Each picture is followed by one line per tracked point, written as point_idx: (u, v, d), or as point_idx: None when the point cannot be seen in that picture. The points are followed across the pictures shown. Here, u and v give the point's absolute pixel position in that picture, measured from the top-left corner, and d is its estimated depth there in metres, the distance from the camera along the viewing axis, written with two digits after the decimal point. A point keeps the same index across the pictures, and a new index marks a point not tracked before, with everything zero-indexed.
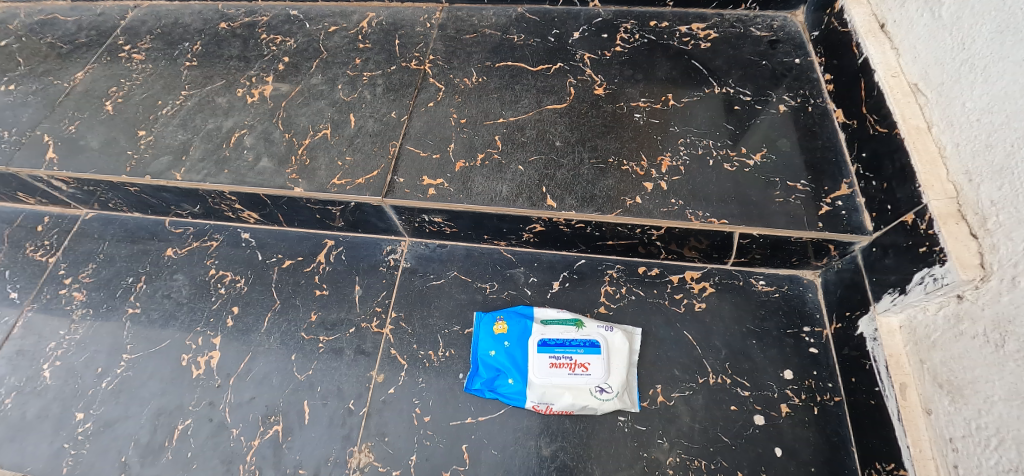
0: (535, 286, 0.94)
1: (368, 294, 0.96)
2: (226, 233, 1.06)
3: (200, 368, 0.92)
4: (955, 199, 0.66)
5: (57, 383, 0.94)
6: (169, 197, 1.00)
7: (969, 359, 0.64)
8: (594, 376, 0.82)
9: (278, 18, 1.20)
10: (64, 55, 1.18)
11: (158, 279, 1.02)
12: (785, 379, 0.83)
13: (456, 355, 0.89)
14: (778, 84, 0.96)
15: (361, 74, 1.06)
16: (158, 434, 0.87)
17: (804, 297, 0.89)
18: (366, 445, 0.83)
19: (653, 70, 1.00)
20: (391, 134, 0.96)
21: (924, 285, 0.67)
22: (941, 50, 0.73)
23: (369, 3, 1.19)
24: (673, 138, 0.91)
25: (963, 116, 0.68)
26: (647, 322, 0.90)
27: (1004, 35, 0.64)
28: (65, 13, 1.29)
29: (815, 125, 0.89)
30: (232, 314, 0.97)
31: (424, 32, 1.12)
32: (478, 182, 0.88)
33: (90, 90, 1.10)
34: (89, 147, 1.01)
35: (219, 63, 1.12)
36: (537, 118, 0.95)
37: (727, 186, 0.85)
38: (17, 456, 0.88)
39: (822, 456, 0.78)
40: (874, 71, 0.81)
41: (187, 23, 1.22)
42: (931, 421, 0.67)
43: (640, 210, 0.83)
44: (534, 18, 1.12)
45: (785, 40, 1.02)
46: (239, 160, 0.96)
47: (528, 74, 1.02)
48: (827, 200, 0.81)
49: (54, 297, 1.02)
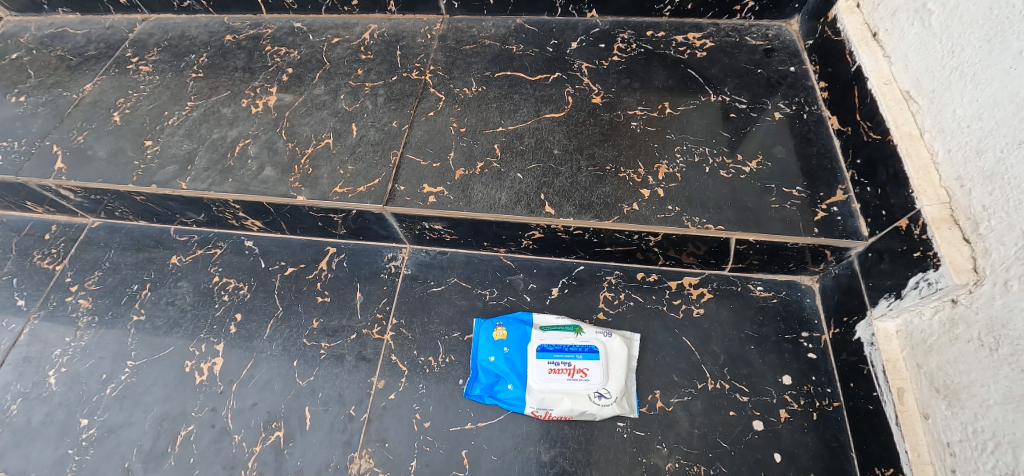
0: (535, 292, 0.95)
1: (369, 301, 0.97)
2: (230, 241, 1.08)
3: (203, 374, 0.93)
4: (948, 205, 0.67)
5: (62, 390, 0.95)
6: (174, 205, 1.01)
7: (964, 362, 0.64)
8: (593, 382, 0.83)
9: (282, 30, 1.22)
10: (74, 67, 1.21)
11: (163, 286, 1.04)
12: (784, 384, 0.83)
13: (456, 361, 0.90)
14: (773, 92, 0.97)
15: (363, 84, 1.08)
16: (162, 441, 0.88)
17: (802, 302, 0.90)
18: (366, 451, 0.84)
19: (650, 79, 1.02)
20: (392, 142, 0.97)
21: (919, 289, 0.68)
22: (930, 58, 0.74)
23: (371, 14, 1.21)
24: (670, 145, 0.92)
25: (953, 122, 0.69)
26: (645, 327, 0.90)
27: (993, 44, 0.65)
28: (76, 26, 1.32)
29: (810, 132, 0.91)
30: (235, 321, 0.98)
31: (425, 44, 1.13)
32: (477, 190, 0.90)
33: (99, 101, 1.12)
34: (96, 157, 1.03)
35: (224, 74, 1.15)
36: (535, 127, 0.97)
37: (723, 193, 0.86)
38: (23, 462, 0.89)
39: (821, 462, 0.78)
40: (867, 79, 0.82)
41: (193, 36, 1.24)
42: (929, 426, 0.68)
43: (637, 217, 0.84)
44: (533, 29, 1.14)
45: (780, 48, 1.03)
46: (243, 168, 0.98)
47: (527, 84, 1.03)
48: (823, 206, 0.82)
49: (60, 304, 1.04)
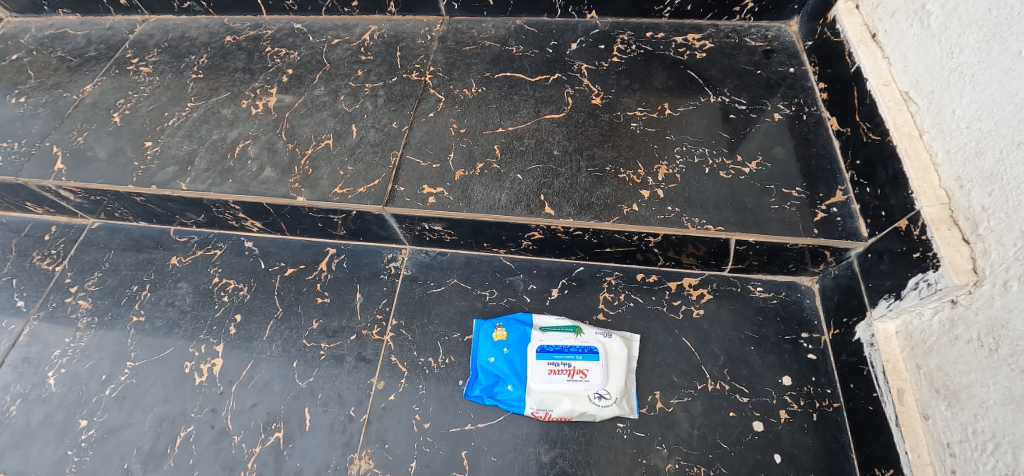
0: (535, 293, 0.95)
1: (369, 302, 0.97)
2: (230, 241, 1.08)
3: (202, 374, 0.93)
4: (947, 205, 0.67)
5: (62, 390, 0.95)
6: (174, 206, 1.01)
7: (964, 363, 0.64)
8: (593, 383, 0.83)
9: (283, 31, 1.22)
10: (74, 68, 1.21)
11: (163, 287, 1.04)
12: (784, 385, 0.83)
13: (456, 362, 0.90)
14: (773, 93, 0.97)
15: (363, 85, 1.08)
16: (161, 442, 0.88)
17: (802, 302, 0.90)
18: (366, 452, 0.84)
19: (650, 80, 1.02)
20: (392, 143, 0.97)
21: (919, 290, 0.68)
22: (929, 59, 0.74)
23: (372, 15, 1.21)
24: (670, 146, 0.92)
25: (952, 123, 0.69)
26: (645, 328, 0.90)
27: (992, 45, 0.65)
28: (76, 27, 1.32)
29: (810, 133, 0.91)
30: (235, 322, 0.98)
31: (425, 45, 1.14)
32: (477, 190, 0.90)
33: (99, 102, 1.12)
34: (96, 158, 1.03)
35: (224, 75, 1.15)
36: (535, 128, 0.97)
37: (723, 194, 0.86)
38: (22, 463, 0.89)
39: (822, 462, 0.78)
40: (867, 80, 0.82)
41: (193, 37, 1.25)
42: (929, 426, 0.68)
43: (637, 217, 0.84)
44: (533, 30, 1.14)
45: (779, 49, 1.03)
46: (243, 169, 0.98)
47: (527, 85, 1.04)
48: (822, 206, 0.82)
49: (60, 305, 1.04)
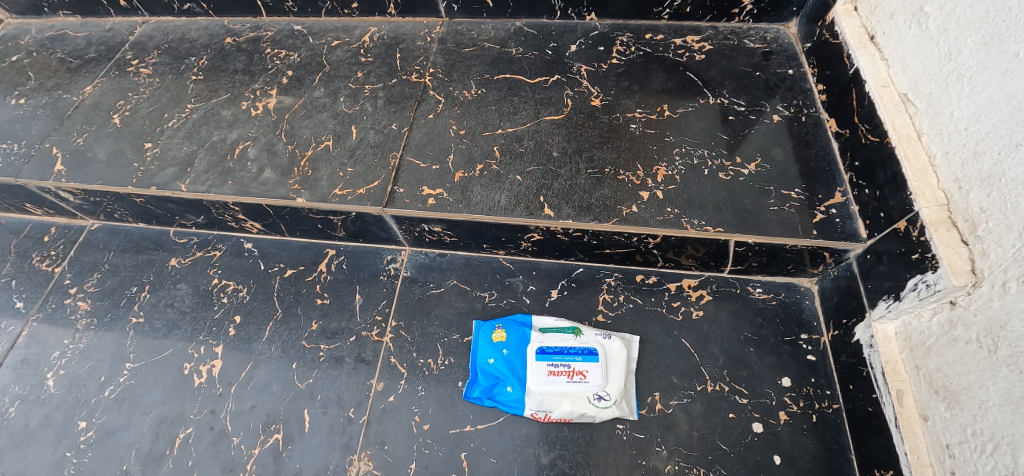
0: (534, 294, 0.95)
1: (369, 303, 0.97)
2: (229, 243, 1.08)
3: (202, 376, 0.93)
4: (946, 207, 0.67)
5: (61, 392, 0.95)
6: (173, 207, 1.01)
7: (963, 364, 0.64)
8: (593, 384, 0.82)
9: (282, 33, 1.23)
10: (74, 69, 1.21)
11: (162, 288, 1.04)
12: (784, 386, 0.83)
13: (456, 363, 0.90)
14: (772, 95, 0.97)
15: (363, 87, 1.08)
16: (160, 443, 0.88)
17: (801, 303, 0.90)
18: (366, 453, 0.84)
19: (649, 82, 1.02)
20: (392, 145, 0.97)
21: (918, 291, 0.68)
22: (928, 61, 0.74)
23: (371, 17, 1.22)
24: (669, 148, 0.92)
25: (951, 124, 0.70)
26: (645, 329, 0.90)
27: (990, 47, 0.65)
28: (76, 28, 1.32)
29: (808, 134, 0.91)
30: (234, 324, 0.98)
31: (425, 46, 1.14)
32: (477, 192, 0.90)
33: (99, 103, 1.13)
34: (95, 159, 1.03)
35: (224, 77, 1.15)
36: (534, 129, 0.97)
37: (722, 195, 0.86)
38: (20, 464, 0.89)
39: (821, 464, 0.78)
40: (865, 82, 0.82)
41: (193, 38, 1.25)
42: (928, 427, 0.68)
43: (637, 218, 0.85)
44: (533, 31, 1.14)
45: (778, 51, 1.04)
46: (242, 171, 0.98)
47: (526, 86, 1.04)
48: (821, 208, 0.82)
49: (59, 306, 1.04)
